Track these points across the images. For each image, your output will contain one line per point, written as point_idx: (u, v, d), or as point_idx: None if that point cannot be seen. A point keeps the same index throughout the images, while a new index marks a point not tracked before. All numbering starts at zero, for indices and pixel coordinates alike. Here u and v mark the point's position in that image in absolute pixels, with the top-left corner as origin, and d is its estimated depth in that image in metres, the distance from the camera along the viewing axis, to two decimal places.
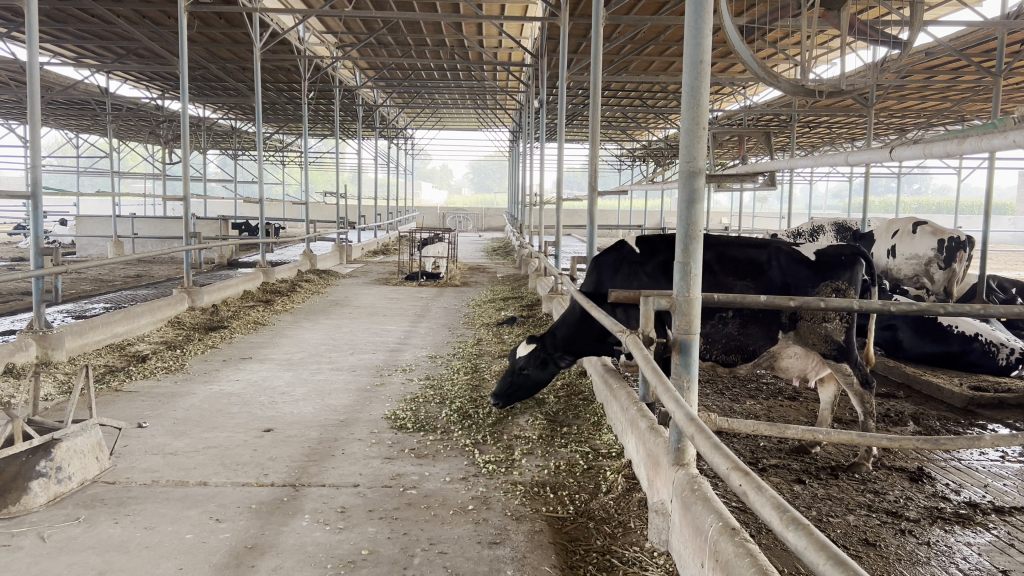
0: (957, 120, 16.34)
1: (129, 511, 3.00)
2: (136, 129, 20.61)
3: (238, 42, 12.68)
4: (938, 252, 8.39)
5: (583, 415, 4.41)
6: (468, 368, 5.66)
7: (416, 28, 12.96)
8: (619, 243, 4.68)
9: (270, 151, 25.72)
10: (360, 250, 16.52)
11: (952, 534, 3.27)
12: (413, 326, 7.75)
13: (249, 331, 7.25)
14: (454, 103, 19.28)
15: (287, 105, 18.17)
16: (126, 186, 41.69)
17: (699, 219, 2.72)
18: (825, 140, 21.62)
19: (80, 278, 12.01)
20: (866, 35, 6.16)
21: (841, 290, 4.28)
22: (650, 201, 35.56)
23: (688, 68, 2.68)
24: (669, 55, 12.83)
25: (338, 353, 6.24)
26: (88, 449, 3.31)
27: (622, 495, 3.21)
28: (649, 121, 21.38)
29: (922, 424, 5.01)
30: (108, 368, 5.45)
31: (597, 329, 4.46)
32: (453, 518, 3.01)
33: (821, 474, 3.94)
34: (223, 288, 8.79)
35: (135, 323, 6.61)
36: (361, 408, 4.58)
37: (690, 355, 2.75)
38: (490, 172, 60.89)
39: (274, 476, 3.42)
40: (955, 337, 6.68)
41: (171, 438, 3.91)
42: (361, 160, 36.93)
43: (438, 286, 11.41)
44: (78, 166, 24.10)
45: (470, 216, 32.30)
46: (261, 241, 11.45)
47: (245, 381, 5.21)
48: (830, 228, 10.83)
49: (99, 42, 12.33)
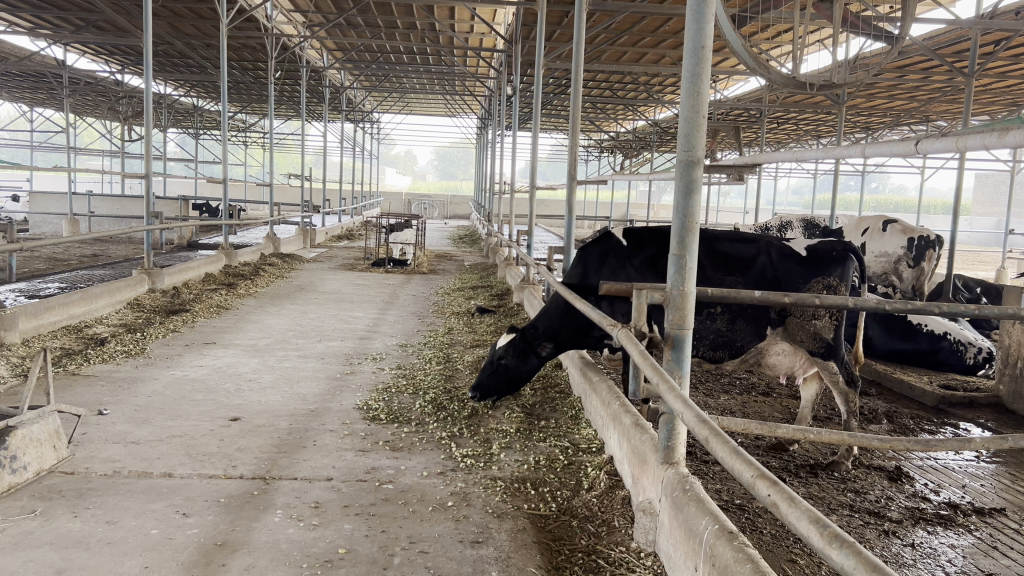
0: (923, 121, 16.52)
1: (90, 504, 2.84)
2: (94, 103, 20.02)
3: (203, 18, 12.38)
4: (907, 251, 8.47)
5: (559, 408, 4.33)
6: (440, 358, 5.54)
7: (388, 9, 12.74)
8: (607, 234, 4.62)
9: (232, 131, 25.22)
10: (324, 234, 16.26)
11: (934, 536, 3.24)
12: (382, 313, 7.60)
13: (212, 314, 7.05)
14: (422, 87, 19.05)
15: (252, 84, 17.78)
16: (82, 163, 40.81)
17: (696, 210, 2.62)
18: (791, 136, 21.82)
19: (32, 256, 11.62)
20: (856, 27, 6.20)
21: (832, 287, 4.27)
22: (617, 194, 35.75)
23: (689, 54, 2.57)
24: (642, 46, 12.76)
25: (305, 340, 6.08)
26: (45, 437, 3.14)
27: (605, 493, 3.11)
28: (618, 112, 21.35)
29: (896, 422, 5.00)
30: (64, 351, 5.22)
31: (580, 322, 4.37)
32: (433, 515, 2.89)
33: (800, 472, 3.89)
34: (184, 270, 8.54)
35: (93, 305, 6.37)
36: (331, 398, 4.44)
37: (683, 351, 2.65)
38: (455, 160, 60.62)
39: (243, 468, 3.27)
40: (924, 336, 6.71)
41: (133, 427, 3.73)
42: (325, 142, 36.42)
43: (404, 273, 11.25)
44: (32, 142, 23.39)
45: (436, 203, 32.07)
46: (225, 222, 11.15)
47: (210, 368, 5.04)
48: (798, 225, 10.87)
49: (59, 12, 11.91)
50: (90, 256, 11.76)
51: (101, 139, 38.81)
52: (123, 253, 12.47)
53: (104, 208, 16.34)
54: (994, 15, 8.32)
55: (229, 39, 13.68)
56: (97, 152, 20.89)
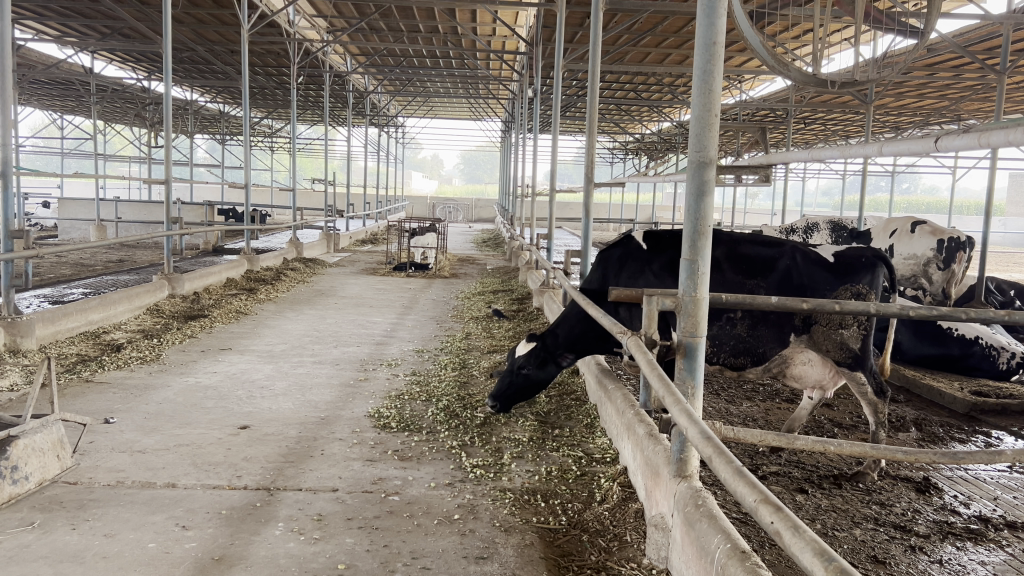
0: (955, 120, 16.22)
1: (88, 516, 2.78)
2: (122, 110, 20.22)
3: (225, 24, 12.46)
4: (937, 253, 8.24)
5: (575, 416, 4.23)
6: (456, 364, 5.46)
7: (409, 13, 12.71)
8: (626, 238, 4.53)
9: (257, 136, 25.38)
10: (348, 238, 16.31)
11: (964, 552, 3.09)
12: (400, 318, 7.55)
13: (230, 320, 7.02)
14: (446, 91, 19.03)
15: (276, 90, 17.87)
16: (112, 169, 41.48)
17: (709, 212, 2.51)
18: (818, 136, 21.55)
19: (59, 261, 11.71)
20: (880, 23, 6.04)
21: (861, 295, 4.15)
22: (642, 197, 35.63)
23: (700, 50, 2.46)
24: (665, 46, 12.64)
25: (321, 346, 6.03)
26: (48, 447, 3.09)
27: (617, 506, 3.01)
28: (643, 114, 21.23)
29: (925, 431, 4.84)
30: (79, 358, 5.21)
31: (599, 328, 4.29)
32: (438, 529, 2.81)
33: (823, 483, 3.77)
34: (205, 275, 8.55)
35: (112, 310, 6.37)
36: (343, 405, 4.37)
37: (696, 360, 2.54)
38: (481, 163, 60.72)
39: (248, 478, 3.21)
40: (955, 341, 6.51)
41: (140, 435, 3.69)
42: (351, 148, 36.64)
43: (426, 277, 11.21)
44: (63, 150, 23.68)
45: (460, 206, 32.11)
46: (247, 228, 11.16)
47: (223, 374, 5.00)
48: (825, 226, 10.67)
49: (84, 20, 12.02)
50: (116, 262, 11.86)
51: (129, 144, 39.39)
52: (148, 258, 12.56)
53: (131, 213, 16.47)
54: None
55: (252, 45, 13.74)
56: (126, 158, 21.07)
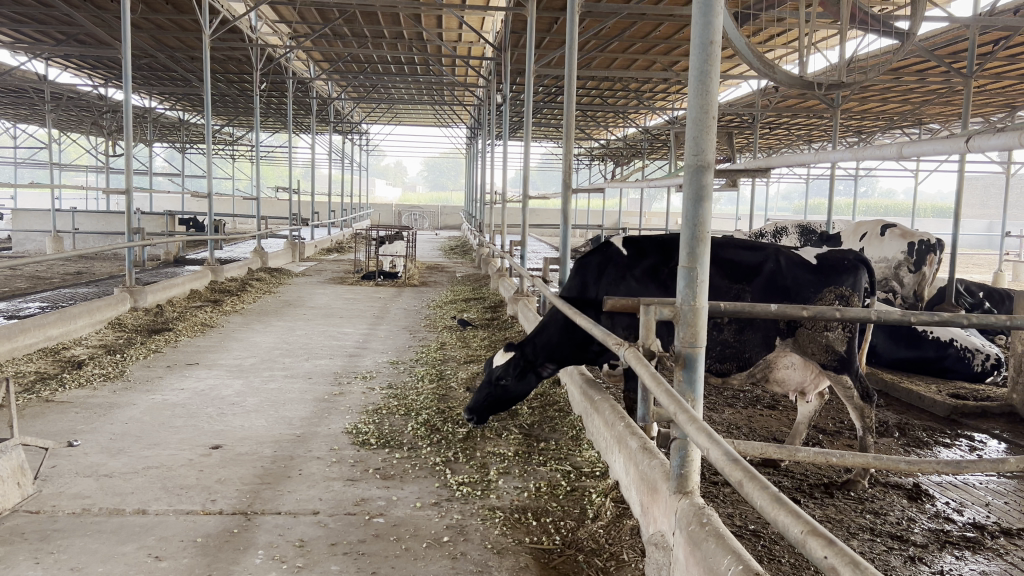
0: (918, 122, 16.44)
1: (53, 548, 2.60)
2: (76, 118, 19.70)
3: (185, 29, 12.21)
4: (907, 255, 8.28)
5: (560, 429, 4.11)
6: (433, 375, 5.32)
7: (373, 19, 12.58)
8: (605, 244, 4.44)
9: (218, 144, 24.94)
10: (313, 247, 16.09)
11: (962, 560, 3.03)
12: (372, 328, 7.37)
13: (196, 333, 6.79)
14: (411, 97, 18.91)
15: (238, 97, 17.59)
16: (68, 180, 40.65)
17: (708, 218, 2.40)
18: (783, 141, 21.77)
19: (14, 275, 11.33)
20: (866, 24, 6.02)
21: (845, 297, 4.10)
22: (607, 202, 35.84)
23: (696, 48, 2.35)
24: (632, 52, 12.63)
25: (292, 358, 5.85)
26: (8, 473, 2.91)
27: (611, 523, 2.89)
28: (609, 120, 21.31)
29: (909, 435, 4.81)
30: (37, 376, 4.98)
31: (580, 337, 4.17)
32: (427, 553, 2.68)
33: (815, 492, 3.70)
34: (168, 286, 8.30)
35: (71, 325, 6.13)
36: (319, 422, 4.20)
37: (696, 371, 2.43)
38: (445, 171, 60.60)
39: (223, 503, 3.05)
40: (930, 344, 6.51)
41: (107, 457, 3.51)
42: (314, 156, 36.26)
43: (396, 286, 11.05)
44: (16, 159, 23.06)
45: (426, 213, 31.86)
46: (212, 237, 10.89)
47: (191, 390, 4.80)
48: (793, 230, 10.70)
49: (38, 26, 11.68)
50: (74, 274, 11.50)
51: (87, 154, 38.69)
52: (107, 270, 12.21)
53: (88, 224, 16.05)
54: (993, 13, 8.16)
55: (213, 51, 13.51)
56: (83, 167, 20.54)
